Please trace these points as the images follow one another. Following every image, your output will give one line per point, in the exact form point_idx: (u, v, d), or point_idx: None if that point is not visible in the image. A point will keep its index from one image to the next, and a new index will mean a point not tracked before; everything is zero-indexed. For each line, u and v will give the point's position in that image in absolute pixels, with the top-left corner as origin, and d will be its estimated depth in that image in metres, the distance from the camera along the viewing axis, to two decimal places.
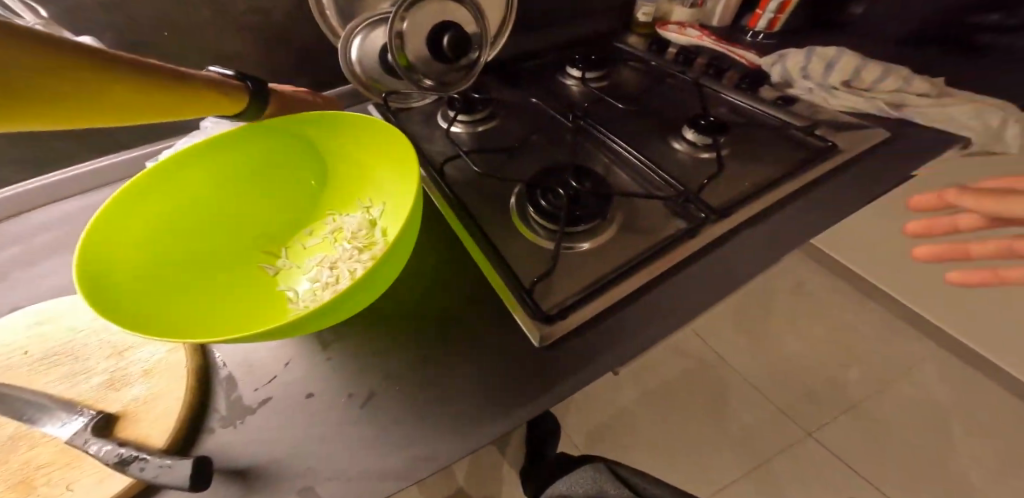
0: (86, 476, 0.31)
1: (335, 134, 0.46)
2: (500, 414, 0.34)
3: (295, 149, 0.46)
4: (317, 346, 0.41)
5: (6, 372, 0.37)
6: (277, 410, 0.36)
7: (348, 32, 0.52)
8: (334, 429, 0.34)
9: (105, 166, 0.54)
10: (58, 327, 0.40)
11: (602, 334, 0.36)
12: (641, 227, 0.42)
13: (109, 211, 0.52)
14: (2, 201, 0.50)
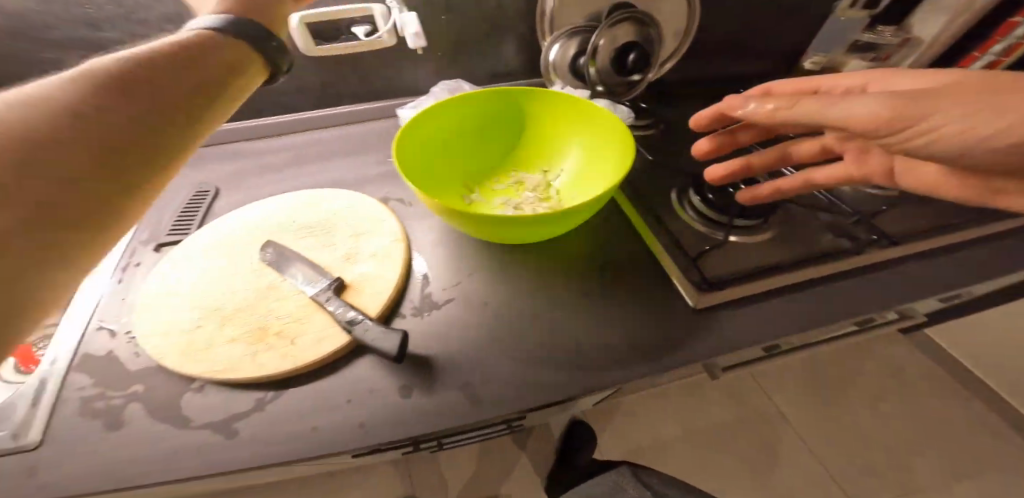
0: (308, 333, 0.41)
1: (537, 106, 0.55)
2: (656, 366, 0.40)
3: (504, 114, 0.56)
4: (495, 275, 0.49)
5: (274, 234, 0.50)
6: (461, 310, 0.45)
7: (551, 39, 0.62)
8: (514, 340, 0.42)
9: (343, 105, 0.69)
10: (302, 211, 0.52)
11: (753, 327, 0.42)
12: (793, 245, 0.48)
13: (340, 139, 0.67)
14: (271, 116, 0.67)
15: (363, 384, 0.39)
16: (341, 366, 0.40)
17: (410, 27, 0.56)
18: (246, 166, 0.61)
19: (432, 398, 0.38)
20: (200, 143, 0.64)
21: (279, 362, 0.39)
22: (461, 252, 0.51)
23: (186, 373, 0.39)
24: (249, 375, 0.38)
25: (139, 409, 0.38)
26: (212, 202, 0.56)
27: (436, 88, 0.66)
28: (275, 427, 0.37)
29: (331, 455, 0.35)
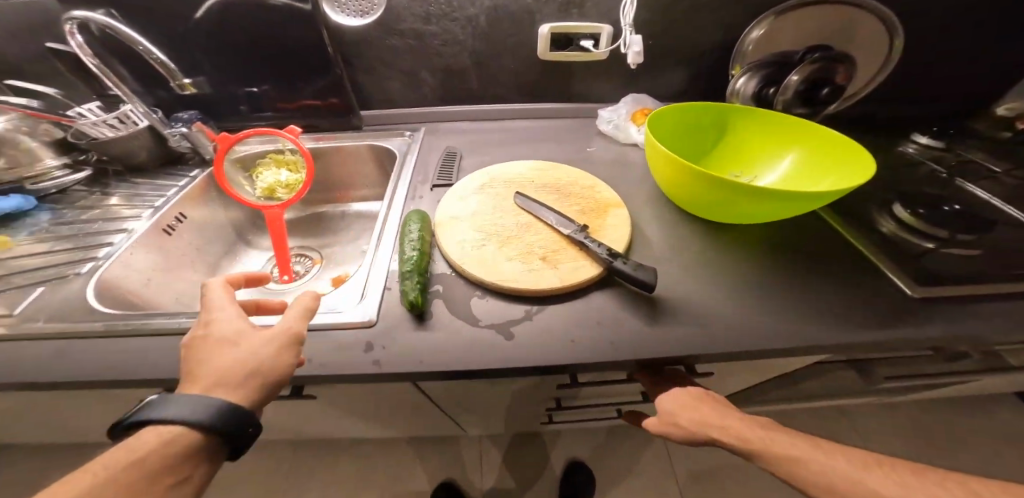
0: (569, 260, 0.53)
1: (738, 121, 0.70)
2: (860, 336, 0.48)
3: (714, 125, 0.71)
4: (700, 247, 0.59)
5: (524, 187, 0.64)
6: (679, 269, 0.55)
7: (742, 70, 0.81)
8: (731, 298, 0.52)
9: (544, 102, 0.87)
10: (539, 175, 0.66)
11: (952, 320, 0.49)
12: (984, 265, 0.55)
13: (541, 129, 0.84)
14: (491, 105, 0.85)
15: (623, 301, 0.50)
16: (589, 292, 0.51)
17: (634, 47, 0.71)
18: (477, 139, 0.80)
19: (671, 325, 0.48)
20: (439, 119, 0.84)
21: (553, 278, 0.51)
22: (669, 225, 0.62)
23: (480, 278, 0.51)
24: (533, 285, 0.49)
25: (442, 303, 0.50)
26: (461, 162, 0.73)
27: (627, 99, 0.83)
28: (545, 333, 0.47)
29: (593, 360, 0.45)
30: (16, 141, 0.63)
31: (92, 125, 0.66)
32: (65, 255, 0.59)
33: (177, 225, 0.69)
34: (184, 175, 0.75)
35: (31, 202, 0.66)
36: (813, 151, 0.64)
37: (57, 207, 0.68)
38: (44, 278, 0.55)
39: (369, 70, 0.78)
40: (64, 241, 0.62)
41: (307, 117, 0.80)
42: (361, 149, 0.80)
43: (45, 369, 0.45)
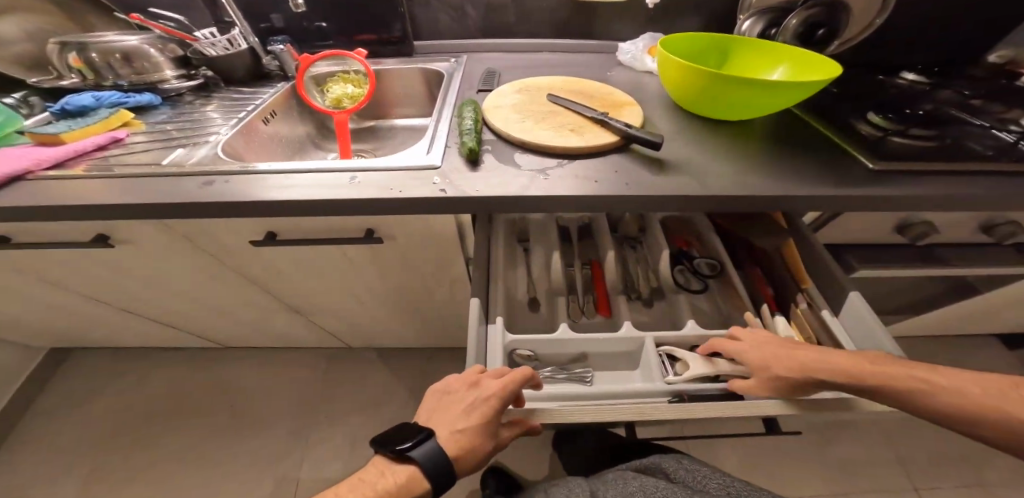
0: (592, 133, 0.65)
1: (739, 50, 0.81)
2: (829, 189, 0.58)
3: (714, 49, 0.82)
4: (699, 135, 0.70)
5: (553, 91, 0.77)
6: (681, 147, 0.66)
7: (746, 14, 0.90)
8: (722, 164, 0.62)
9: (570, 39, 1.00)
10: (565, 84, 0.79)
11: (905, 182, 0.59)
12: (942, 152, 0.64)
13: (567, 59, 0.97)
14: (524, 40, 0.99)
15: (633, 161, 0.62)
16: (605, 154, 0.63)
17: None
18: (512, 64, 0.93)
19: (671, 176, 0.59)
20: (479, 50, 0.98)
21: (579, 142, 0.63)
22: (675, 121, 0.73)
23: (521, 142, 0.64)
24: (562, 145, 0.62)
25: (492, 157, 0.63)
26: (500, 79, 0.87)
27: (644, 35, 0.95)
28: (570, 175, 0.59)
29: (609, 191, 0.56)
30: (147, 53, 0.81)
31: (210, 45, 0.83)
32: (190, 134, 0.76)
33: (269, 119, 0.86)
34: (272, 86, 0.91)
35: (158, 101, 0.83)
36: (796, 70, 0.73)
37: (176, 105, 0.85)
38: (183, 143, 0.72)
39: (423, 6, 0.92)
40: (187, 125, 0.79)
41: (369, 45, 0.94)
42: (414, 72, 0.94)
43: (191, 186, 0.60)
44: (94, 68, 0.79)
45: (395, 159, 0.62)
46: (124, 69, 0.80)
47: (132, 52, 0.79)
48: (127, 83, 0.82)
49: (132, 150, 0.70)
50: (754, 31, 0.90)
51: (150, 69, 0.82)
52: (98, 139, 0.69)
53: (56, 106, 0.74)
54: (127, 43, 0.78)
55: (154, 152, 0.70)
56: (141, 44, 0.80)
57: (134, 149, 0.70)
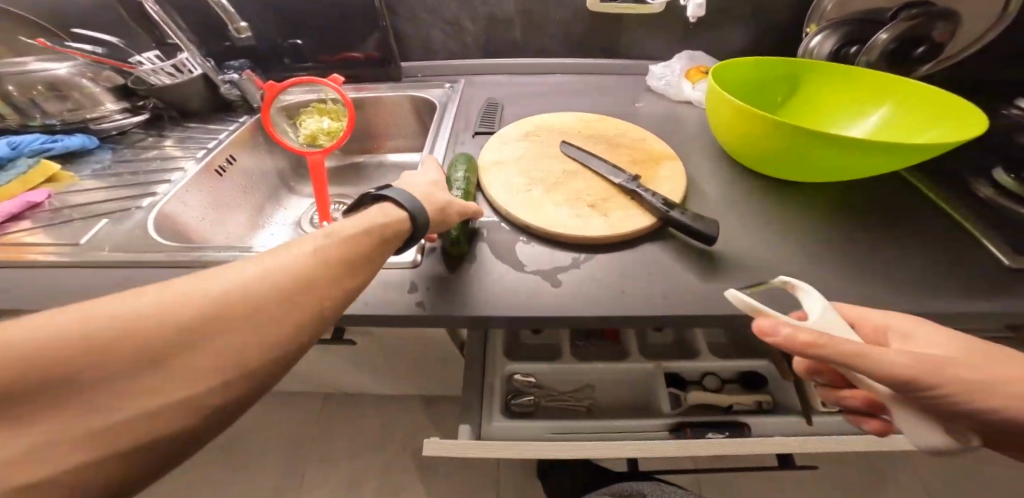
0: (618, 210, 0.49)
1: (816, 77, 0.63)
2: (956, 308, 0.41)
3: (789, 78, 0.64)
4: (761, 206, 0.54)
5: (571, 137, 0.61)
6: (737, 228, 0.51)
7: (818, 27, 0.72)
8: (797, 259, 0.46)
9: (590, 57, 0.82)
10: (583, 128, 0.62)
11: None
12: None
13: (585, 84, 0.80)
14: (534, 59, 0.82)
15: (675, 254, 0.47)
16: (637, 242, 0.48)
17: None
18: (518, 92, 0.77)
19: (730, 282, 0.44)
20: (479, 72, 0.81)
21: (601, 225, 0.48)
22: (727, 182, 0.57)
23: (528, 224, 0.49)
24: (581, 232, 0.47)
25: (486, 248, 0.48)
26: (503, 114, 0.71)
27: (681, 54, 0.77)
28: (590, 281, 0.44)
29: (646, 312, 0.41)
30: (79, 84, 0.65)
31: (152, 72, 0.68)
32: (127, 192, 0.61)
33: (227, 167, 0.71)
34: (234, 121, 0.76)
35: (96, 142, 0.68)
36: (908, 106, 0.56)
37: (116, 149, 0.70)
38: (109, 211, 0.57)
39: (412, 20, 0.76)
40: (126, 179, 0.64)
41: (349, 68, 0.79)
42: (401, 101, 0.79)
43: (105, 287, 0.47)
44: (14, 106, 0.64)
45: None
46: (50, 105, 0.65)
47: (58, 83, 0.64)
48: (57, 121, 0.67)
49: (51, 220, 0.56)
50: (827, 48, 0.72)
51: (82, 104, 0.67)
52: (8, 206, 0.54)
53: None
54: (51, 73, 0.63)
55: (77, 222, 0.55)
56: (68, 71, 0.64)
57: (53, 218, 0.56)
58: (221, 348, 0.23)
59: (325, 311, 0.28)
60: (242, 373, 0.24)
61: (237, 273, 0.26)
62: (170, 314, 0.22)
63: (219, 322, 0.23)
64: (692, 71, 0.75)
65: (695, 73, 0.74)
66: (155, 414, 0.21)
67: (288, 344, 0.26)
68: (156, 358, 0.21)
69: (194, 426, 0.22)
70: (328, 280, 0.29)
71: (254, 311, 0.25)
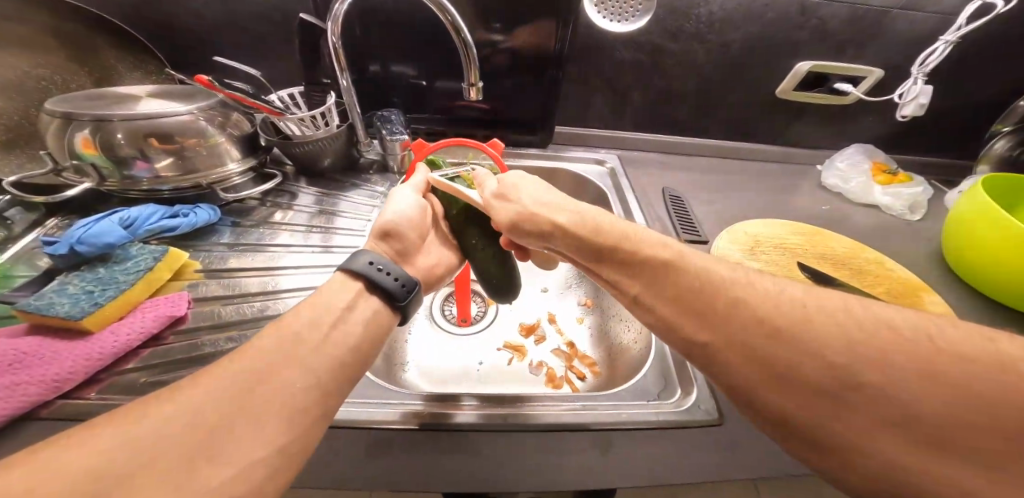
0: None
1: None
2: None
3: None
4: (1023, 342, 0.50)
5: (800, 254, 0.53)
6: None
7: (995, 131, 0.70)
8: None
9: (750, 142, 0.75)
10: (809, 244, 0.55)
11: None
12: None
13: (747, 171, 0.73)
14: (692, 139, 0.74)
15: None
16: None
17: (923, 98, 0.61)
18: (685, 179, 0.69)
19: None
20: (632, 146, 0.74)
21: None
22: (978, 312, 0.52)
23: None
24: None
25: None
26: (692, 209, 0.62)
27: (856, 149, 0.71)
28: None
29: None
30: (204, 131, 0.48)
31: (292, 120, 0.53)
32: (299, 295, 0.47)
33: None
34: (371, 191, 0.63)
35: (216, 215, 0.53)
36: None
37: (238, 225, 0.54)
38: (280, 311, 0.45)
39: (577, 86, 0.67)
40: (286, 273, 0.49)
41: (497, 127, 0.70)
42: (552, 173, 0.70)
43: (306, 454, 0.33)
44: (120, 163, 0.46)
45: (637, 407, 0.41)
46: (162, 164, 0.48)
47: (178, 129, 0.47)
48: (166, 186, 0.50)
49: (207, 347, 0.40)
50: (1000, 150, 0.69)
51: (203, 161, 0.50)
52: (147, 324, 0.39)
53: (57, 244, 0.42)
54: (176, 116, 0.46)
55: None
56: (193, 116, 0.47)
57: (212, 344, 0.40)
58: (223, 420, 0.24)
59: (376, 307, 0.37)
60: (327, 374, 0.30)
61: (276, 342, 0.30)
62: (249, 381, 0.27)
63: (290, 357, 0.29)
64: (878, 174, 0.68)
65: (881, 174, 0.68)
66: (271, 424, 0.25)
67: (364, 341, 0.34)
68: (254, 384, 0.27)
69: (306, 430, 0.27)
70: (367, 299, 0.37)
71: (310, 343, 0.31)
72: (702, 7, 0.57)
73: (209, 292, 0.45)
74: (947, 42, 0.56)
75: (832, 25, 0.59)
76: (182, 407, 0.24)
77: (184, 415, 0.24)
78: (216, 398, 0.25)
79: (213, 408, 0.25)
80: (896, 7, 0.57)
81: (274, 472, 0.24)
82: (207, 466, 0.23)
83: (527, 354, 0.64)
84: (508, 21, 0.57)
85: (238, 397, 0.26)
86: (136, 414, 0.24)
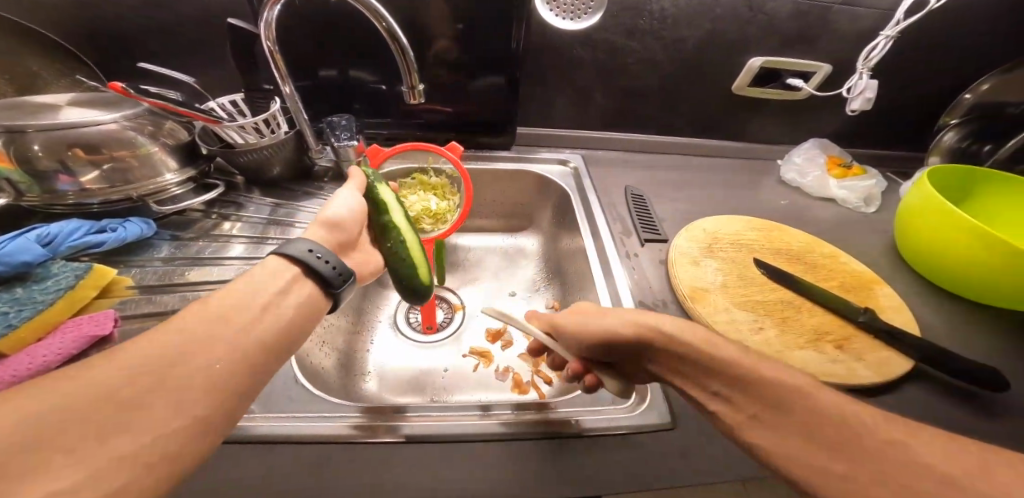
0: (872, 350, 0.43)
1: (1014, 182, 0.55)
2: None
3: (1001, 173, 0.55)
4: (973, 330, 0.51)
5: (757, 250, 0.54)
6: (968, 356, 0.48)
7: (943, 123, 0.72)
8: None
9: (712, 139, 0.75)
10: (766, 241, 0.55)
11: None
12: None
13: (711, 168, 0.73)
14: (656, 137, 0.74)
15: (947, 410, 0.41)
16: (897, 390, 0.42)
17: (869, 92, 0.62)
18: (649, 177, 0.69)
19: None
20: (596, 145, 0.73)
21: (866, 372, 0.41)
22: (927, 302, 0.53)
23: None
24: (856, 382, 0.40)
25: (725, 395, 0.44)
26: (654, 208, 0.62)
27: (812, 144, 0.72)
28: None
29: None
30: (134, 141, 0.47)
31: (236, 128, 0.51)
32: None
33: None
34: (325, 199, 0.61)
35: (151, 228, 0.51)
36: None
37: (177, 238, 0.53)
38: None
39: (537, 86, 0.66)
40: (229, 286, 0.48)
41: (457, 130, 0.68)
42: (515, 175, 0.69)
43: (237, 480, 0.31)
44: (39, 177, 0.44)
45: (594, 412, 0.41)
46: (87, 177, 0.46)
47: (104, 139, 0.45)
48: (95, 200, 0.48)
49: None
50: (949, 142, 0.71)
51: (134, 173, 0.49)
52: (65, 346, 0.36)
53: None
54: (101, 126, 0.44)
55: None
56: (121, 124, 0.46)
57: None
58: (143, 389, 0.22)
59: (309, 292, 0.35)
60: (253, 351, 0.28)
61: (202, 316, 0.28)
62: (168, 356, 0.24)
63: (217, 332, 0.27)
64: (834, 167, 0.69)
65: (838, 168, 0.68)
66: (192, 399, 0.23)
67: (295, 323, 0.32)
68: (175, 359, 0.24)
69: (231, 407, 0.25)
70: (301, 284, 0.35)
71: (237, 322, 0.28)
72: (654, 4, 0.57)
73: (140, 308, 0.44)
74: (889, 36, 0.57)
75: (781, 20, 0.59)
76: (82, 380, 0.21)
77: (96, 380, 0.21)
78: (137, 364, 0.23)
79: (129, 375, 0.22)
80: (838, 2, 0.58)
81: (194, 441, 0.22)
82: (118, 438, 0.20)
83: (493, 360, 0.62)
84: (459, 20, 0.55)
85: (157, 365, 0.23)
86: (20, 389, 0.20)
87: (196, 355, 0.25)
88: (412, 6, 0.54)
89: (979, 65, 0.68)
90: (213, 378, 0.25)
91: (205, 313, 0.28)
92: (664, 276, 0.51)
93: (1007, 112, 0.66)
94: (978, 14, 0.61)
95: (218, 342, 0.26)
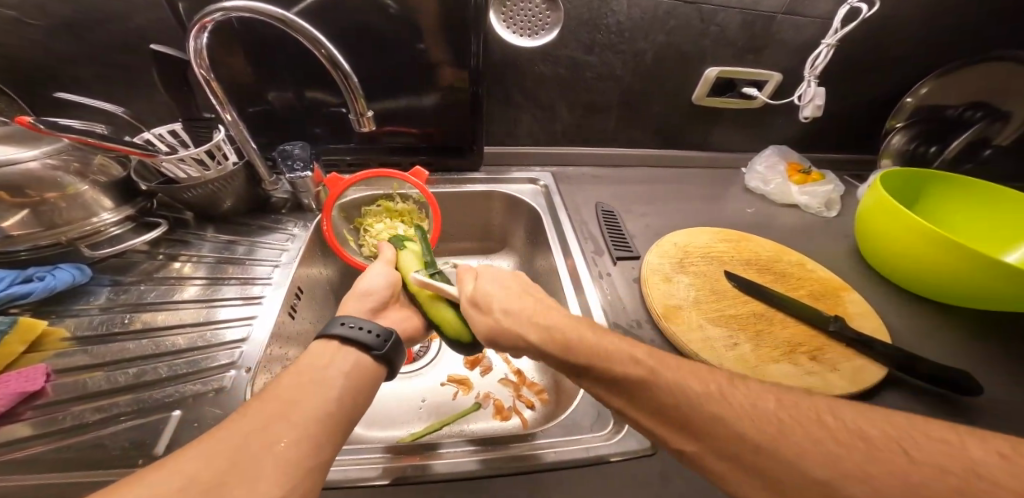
0: (844, 359, 0.43)
1: (972, 188, 0.57)
2: None
3: (958, 182, 0.58)
4: (932, 327, 0.53)
5: (724, 262, 0.54)
6: (930, 354, 0.49)
7: (890, 128, 0.75)
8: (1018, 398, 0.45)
9: (677, 149, 0.76)
10: (732, 251, 0.56)
11: None
12: None
13: (678, 179, 0.74)
14: (622, 150, 0.74)
15: (914, 409, 0.42)
16: (868, 394, 0.42)
17: (817, 99, 0.65)
18: (619, 192, 0.69)
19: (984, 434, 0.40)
20: (565, 162, 0.73)
21: (840, 383, 0.41)
22: (890, 306, 0.55)
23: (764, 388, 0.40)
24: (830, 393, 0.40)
25: None
26: (625, 225, 0.62)
27: (773, 152, 0.74)
28: None
29: None
30: (61, 182, 0.44)
31: (172, 161, 0.48)
32: (188, 357, 0.43)
33: (296, 304, 0.54)
34: (283, 233, 0.58)
35: (85, 274, 0.47)
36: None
37: (118, 282, 0.49)
38: (166, 375, 0.40)
39: (501, 102, 0.65)
40: (180, 333, 0.45)
41: (422, 152, 0.66)
42: (483, 196, 0.68)
43: None
44: None
45: (571, 442, 0.39)
46: (9, 222, 0.43)
47: (27, 180, 0.42)
48: (21, 247, 0.45)
49: (69, 420, 0.36)
50: (896, 145, 0.75)
51: (63, 214, 0.46)
52: None
53: None
54: (20, 165, 0.40)
55: (129, 419, 0.36)
56: (43, 162, 0.42)
57: (77, 417, 0.36)
58: (220, 476, 0.23)
59: (355, 361, 0.33)
60: (320, 425, 0.28)
61: (265, 396, 0.28)
62: (240, 442, 0.25)
63: (280, 411, 0.27)
64: (796, 175, 0.70)
65: (800, 175, 0.70)
66: (269, 478, 0.24)
67: (351, 392, 0.31)
68: (244, 444, 0.25)
69: (308, 479, 0.25)
70: (345, 355, 0.33)
71: (302, 398, 0.29)
72: (611, 17, 0.57)
73: (70, 361, 0.40)
74: (831, 46, 0.59)
75: (732, 32, 0.61)
76: (176, 471, 0.23)
77: (177, 472, 0.22)
78: (211, 450, 0.24)
79: (206, 463, 0.23)
80: (782, 12, 0.60)
81: None
82: None
83: (472, 387, 0.60)
84: (414, 41, 0.54)
85: (232, 451, 0.24)
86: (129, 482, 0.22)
87: (267, 433, 0.26)
88: (361, 28, 0.52)
89: (919, 70, 0.71)
90: (288, 454, 0.25)
91: (270, 392, 0.29)
92: (637, 295, 0.51)
93: (947, 114, 0.70)
94: (914, 22, 0.64)
95: (275, 417, 0.27)
